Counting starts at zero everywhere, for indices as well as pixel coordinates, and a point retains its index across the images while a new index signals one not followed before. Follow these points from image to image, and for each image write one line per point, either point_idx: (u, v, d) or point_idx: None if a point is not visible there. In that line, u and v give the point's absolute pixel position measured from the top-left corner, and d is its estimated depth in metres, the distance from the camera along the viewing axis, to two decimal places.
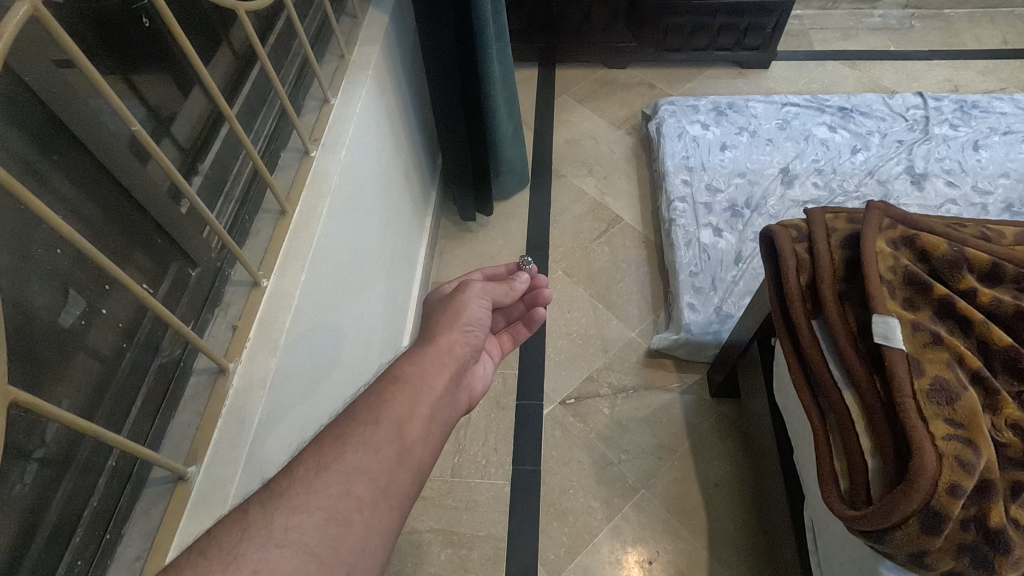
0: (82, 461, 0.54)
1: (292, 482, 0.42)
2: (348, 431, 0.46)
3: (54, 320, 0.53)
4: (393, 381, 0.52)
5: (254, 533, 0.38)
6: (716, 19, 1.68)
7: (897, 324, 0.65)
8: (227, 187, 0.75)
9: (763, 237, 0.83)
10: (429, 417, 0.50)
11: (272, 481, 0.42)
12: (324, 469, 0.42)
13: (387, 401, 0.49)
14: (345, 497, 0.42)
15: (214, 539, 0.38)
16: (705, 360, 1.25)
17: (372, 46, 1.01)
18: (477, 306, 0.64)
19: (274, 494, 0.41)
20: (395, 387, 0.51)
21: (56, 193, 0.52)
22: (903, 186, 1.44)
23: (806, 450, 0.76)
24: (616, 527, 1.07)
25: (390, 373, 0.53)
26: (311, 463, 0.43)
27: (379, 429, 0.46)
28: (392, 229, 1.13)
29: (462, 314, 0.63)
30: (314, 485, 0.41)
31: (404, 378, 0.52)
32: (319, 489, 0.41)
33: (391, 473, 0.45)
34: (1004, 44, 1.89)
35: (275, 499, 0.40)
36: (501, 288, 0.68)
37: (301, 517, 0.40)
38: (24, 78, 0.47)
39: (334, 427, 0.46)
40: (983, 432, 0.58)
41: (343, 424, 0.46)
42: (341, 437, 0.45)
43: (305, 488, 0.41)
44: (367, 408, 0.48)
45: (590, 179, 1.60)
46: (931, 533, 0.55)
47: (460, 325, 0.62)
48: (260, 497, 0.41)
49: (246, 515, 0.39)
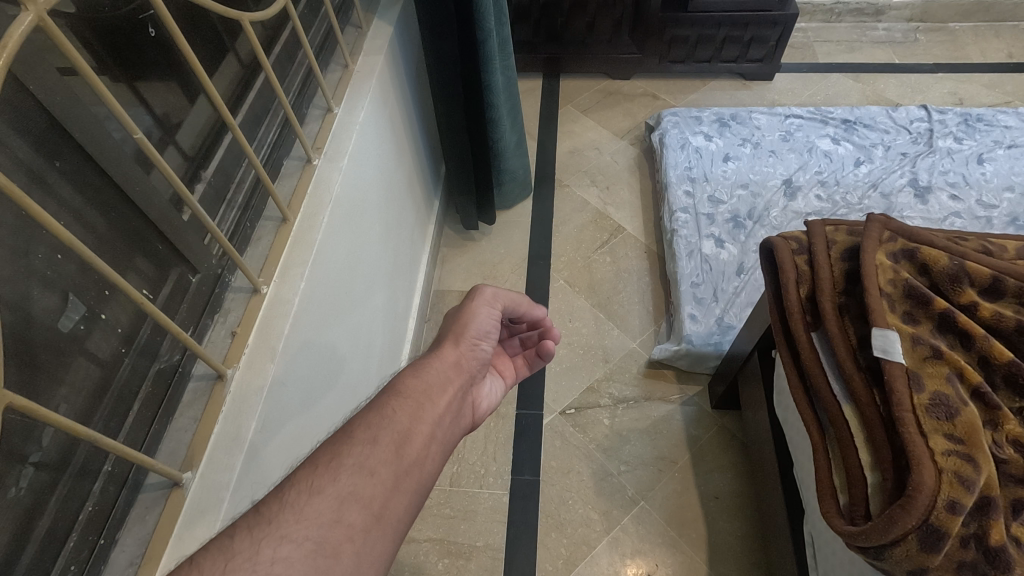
0: (79, 466, 0.54)
1: (282, 507, 0.41)
2: (343, 452, 0.46)
3: (54, 324, 0.53)
4: (395, 396, 0.52)
5: (238, 565, 0.37)
6: (720, 31, 1.69)
7: (897, 338, 0.64)
8: (229, 194, 0.76)
9: (764, 248, 0.83)
10: (430, 435, 0.51)
11: (262, 505, 0.41)
12: (315, 494, 0.42)
13: (386, 417, 0.50)
14: (335, 526, 0.41)
15: (195, 568, 0.37)
16: (705, 371, 1.24)
17: (376, 56, 1.02)
18: (487, 316, 0.65)
19: (263, 519, 0.40)
20: (397, 402, 0.51)
21: (59, 200, 0.53)
22: (906, 199, 1.43)
23: (806, 463, 0.75)
24: (615, 539, 1.06)
25: (394, 386, 0.54)
26: (303, 486, 0.43)
27: (377, 449, 0.47)
28: (394, 237, 1.14)
29: (472, 325, 0.63)
30: (304, 511, 0.41)
31: (407, 392, 0.53)
32: (309, 517, 0.41)
33: (387, 497, 0.45)
34: (1009, 57, 1.89)
35: (263, 525, 0.40)
36: (513, 295, 0.68)
37: (288, 548, 0.39)
38: (29, 87, 0.48)
39: (330, 448, 0.46)
40: (983, 448, 0.57)
41: (339, 444, 0.46)
42: (335, 458, 0.45)
43: (295, 515, 0.41)
44: (365, 427, 0.48)
45: (592, 189, 1.60)
46: (931, 551, 0.54)
47: (467, 336, 0.62)
48: (248, 522, 0.40)
49: (231, 540, 0.39)
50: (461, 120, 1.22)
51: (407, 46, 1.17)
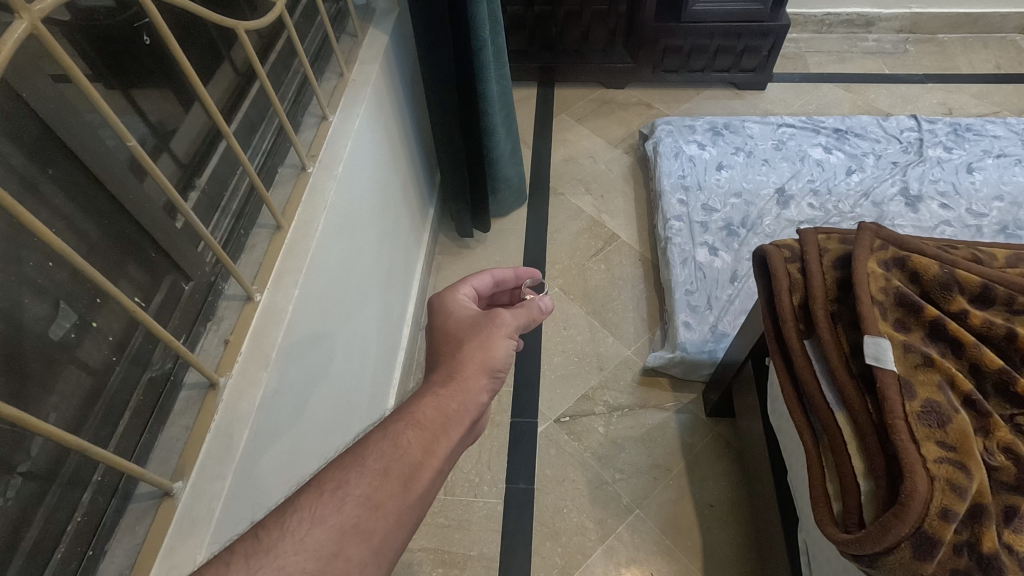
0: (68, 475, 0.53)
1: (283, 535, 0.40)
2: (350, 480, 0.44)
3: (44, 332, 0.53)
4: (411, 424, 0.50)
5: None
6: (713, 41, 1.71)
7: (889, 346, 0.65)
8: (223, 202, 0.76)
9: (756, 256, 0.83)
10: (439, 470, 0.49)
11: (261, 529, 0.40)
12: (318, 523, 0.41)
13: (399, 447, 0.47)
14: (333, 560, 0.40)
15: None
16: (700, 378, 1.24)
17: (371, 64, 1.02)
18: (506, 346, 0.60)
19: (261, 547, 0.39)
20: (412, 431, 0.49)
21: (52, 208, 0.53)
22: (897, 208, 1.44)
23: (800, 470, 0.75)
24: (609, 548, 1.06)
25: (410, 412, 0.51)
26: (305, 514, 0.41)
27: (385, 481, 0.45)
28: (390, 244, 1.14)
29: (493, 355, 0.59)
30: (304, 542, 0.40)
31: (425, 422, 0.50)
32: (308, 548, 0.40)
33: (388, 532, 0.44)
34: (997, 68, 1.92)
35: (260, 555, 0.39)
36: (527, 316, 0.64)
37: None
38: (22, 94, 0.48)
39: (337, 473, 0.44)
40: (974, 455, 0.57)
41: (348, 470, 0.45)
42: (342, 487, 0.44)
43: (294, 546, 0.39)
44: (377, 455, 0.46)
45: (587, 197, 1.61)
46: (924, 558, 0.54)
47: (490, 367, 0.58)
48: (246, 547, 0.39)
49: (227, 569, 0.37)
50: (456, 127, 1.22)
51: (402, 55, 1.18)
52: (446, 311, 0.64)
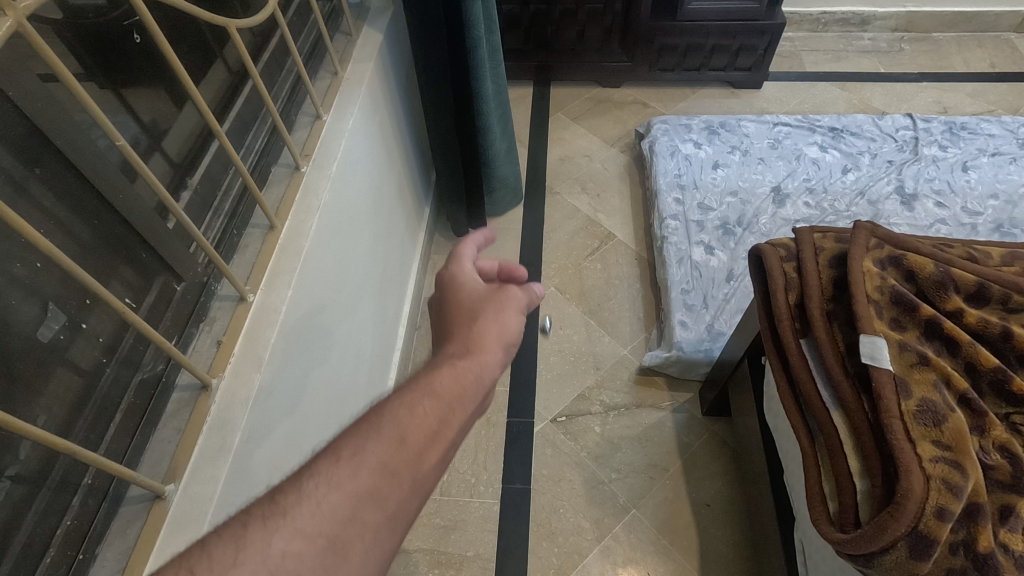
0: (57, 478, 0.53)
1: (299, 497, 0.37)
2: (365, 441, 0.41)
3: (32, 333, 0.52)
4: (427, 391, 0.45)
5: (246, 557, 0.34)
6: (709, 40, 1.71)
7: (884, 345, 0.65)
8: (216, 202, 0.75)
9: (752, 255, 0.83)
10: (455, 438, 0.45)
11: (276, 492, 0.38)
12: (334, 486, 0.38)
13: (415, 411, 0.43)
14: (349, 524, 0.37)
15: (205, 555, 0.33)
16: (696, 378, 1.24)
17: (365, 63, 1.02)
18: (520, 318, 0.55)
19: (278, 509, 0.36)
20: (428, 397, 0.45)
21: (40, 208, 0.52)
22: (893, 206, 1.45)
23: (796, 470, 0.75)
24: (606, 547, 1.05)
25: (425, 376, 0.47)
26: (319, 477, 0.38)
27: (401, 446, 0.41)
28: (384, 243, 1.13)
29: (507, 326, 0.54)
30: (318, 506, 0.37)
31: (441, 391, 0.46)
32: (322, 511, 0.36)
33: (404, 498, 0.40)
34: (992, 67, 1.92)
35: (276, 517, 0.36)
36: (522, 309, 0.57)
37: (300, 544, 0.35)
38: (9, 93, 0.47)
39: (350, 437, 0.41)
40: (970, 454, 0.57)
41: (362, 433, 0.41)
42: (357, 452, 0.40)
43: (310, 508, 0.36)
44: (390, 419, 0.42)
45: (583, 196, 1.60)
46: (920, 558, 0.54)
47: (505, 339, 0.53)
48: (261, 510, 0.37)
49: (243, 529, 0.35)
50: (451, 126, 1.22)
51: (397, 53, 1.17)
52: (458, 281, 0.58)
